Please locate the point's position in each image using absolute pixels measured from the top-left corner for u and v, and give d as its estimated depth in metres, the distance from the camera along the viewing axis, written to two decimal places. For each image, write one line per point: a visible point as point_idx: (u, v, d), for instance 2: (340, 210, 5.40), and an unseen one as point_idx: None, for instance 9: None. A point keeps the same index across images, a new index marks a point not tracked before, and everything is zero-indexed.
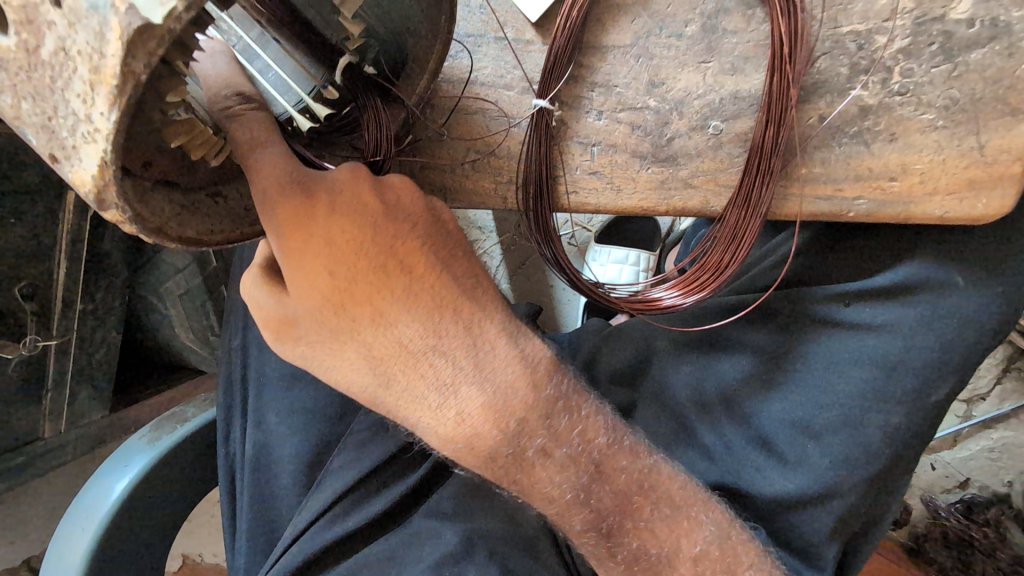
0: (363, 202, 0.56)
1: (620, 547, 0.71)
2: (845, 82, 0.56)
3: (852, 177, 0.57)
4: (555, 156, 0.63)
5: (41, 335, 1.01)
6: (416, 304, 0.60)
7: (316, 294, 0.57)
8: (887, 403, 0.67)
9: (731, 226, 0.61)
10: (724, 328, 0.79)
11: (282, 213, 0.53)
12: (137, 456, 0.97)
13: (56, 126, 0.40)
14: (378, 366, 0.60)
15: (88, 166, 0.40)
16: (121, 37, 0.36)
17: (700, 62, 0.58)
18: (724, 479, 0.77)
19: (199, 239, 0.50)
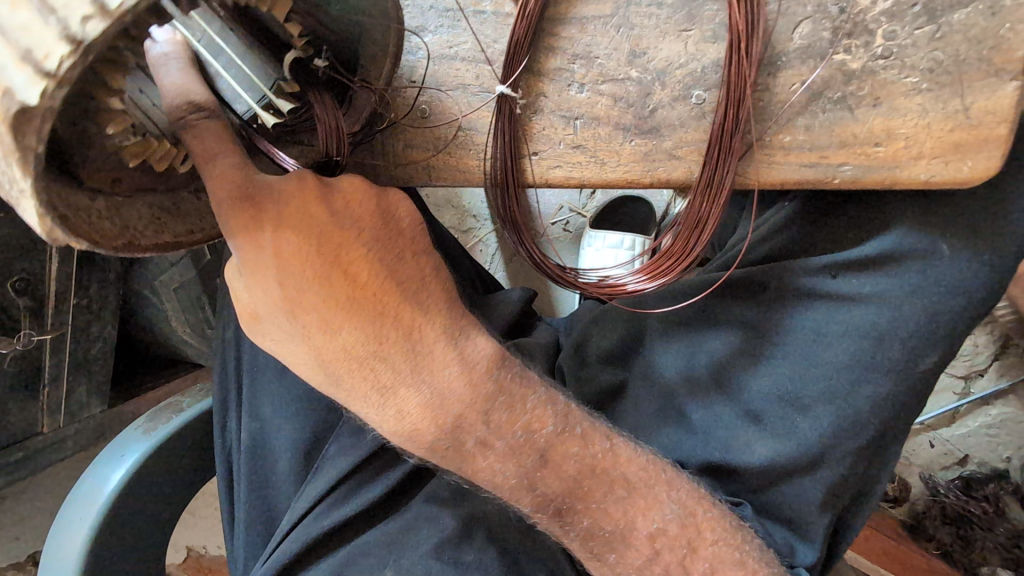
0: (306, 204, 0.55)
1: (572, 525, 0.71)
2: (827, 47, 0.55)
3: (837, 144, 0.57)
4: (521, 141, 0.63)
5: (34, 329, 1.01)
6: (364, 314, 0.58)
7: (272, 290, 0.56)
8: (873, 374, 0.67)
9: (695, 210, 0.61)
10: (712, 302, 0.79)
11: (233, 220, 0.53)
12: (133, 447, 0.97)
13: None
14: (324, 367, 0.59)
15: (34, 213, 0.43)
16: (4, 120, 0.36)
17: (681, 31, 0.57)
18: (712, 458, 0.77)
19: (176, 243, 0.55)
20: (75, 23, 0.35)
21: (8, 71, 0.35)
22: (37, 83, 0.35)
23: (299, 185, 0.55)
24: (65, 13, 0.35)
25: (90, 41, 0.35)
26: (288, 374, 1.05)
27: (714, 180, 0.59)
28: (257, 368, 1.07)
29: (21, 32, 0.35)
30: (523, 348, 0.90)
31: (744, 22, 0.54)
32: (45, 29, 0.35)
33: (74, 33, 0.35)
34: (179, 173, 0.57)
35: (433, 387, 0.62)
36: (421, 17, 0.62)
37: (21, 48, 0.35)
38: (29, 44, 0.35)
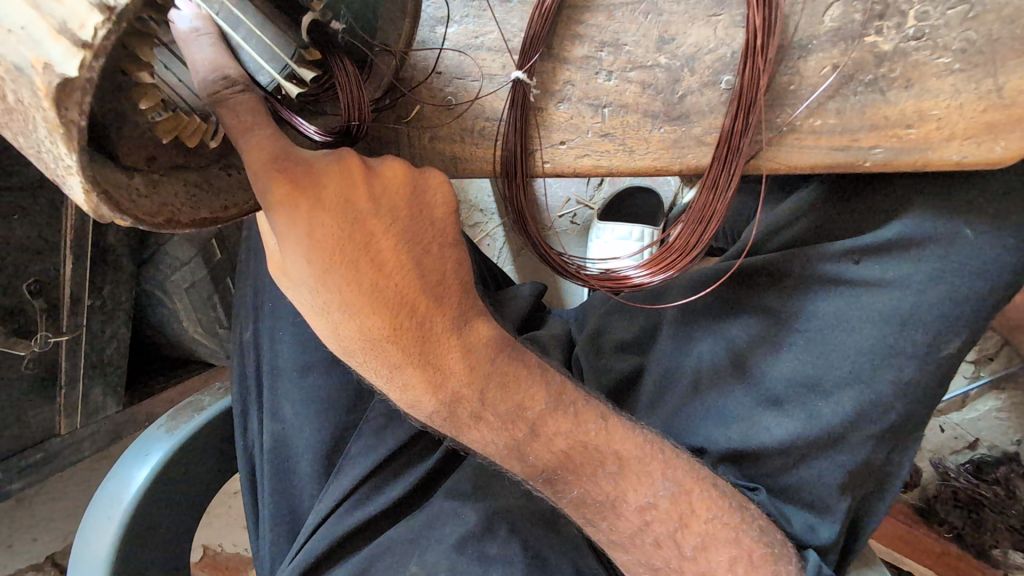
0: (352, 187, 0.55)
1: (563, 495, 0.72)
2: (859, 29, 0.55)
3: (869, 126, 0.57)
4: (533, 133, 0.63)
5: (51, 330, 1.01)
6: (383, 300, 0.59)
7: (304, 269, 0.56)
8: (889, 359, 0.66)
9: (701, 205, 0.63)
10: (733, 292, 0.79)
11: (273, 197, 0.52)
12: (156, 446, 0.98)
13: (45, 159, 0.41)
14: (343, 342, 0.61)
15: (78, 192, 0.41)
16: (47, 93, 0.36)
17: (710, 16, 0.57)
18: (726, 445, 0.76)
19: (213, 219, 0.52)
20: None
21: (45, 44, 0.36)
22: (77, 53, 0.36)
23: (340, 168, 0.54)
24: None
25: (121, 8, 0.36)
26: (308, 375, 1.05)
27: (725, 181, 0.60)
28: (278, 368, 1.07)
29: (53, 6, 0.36)
30: (536, 343, 0.91)
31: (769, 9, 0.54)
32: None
33: (105, 2, 0.36)
34: (206, 150, 0.54)
35: (438, 369, 0.64)
36: (446, 8, 0.62)
37: (56, 22, 0.36)
38: (63, 18, 0.36)
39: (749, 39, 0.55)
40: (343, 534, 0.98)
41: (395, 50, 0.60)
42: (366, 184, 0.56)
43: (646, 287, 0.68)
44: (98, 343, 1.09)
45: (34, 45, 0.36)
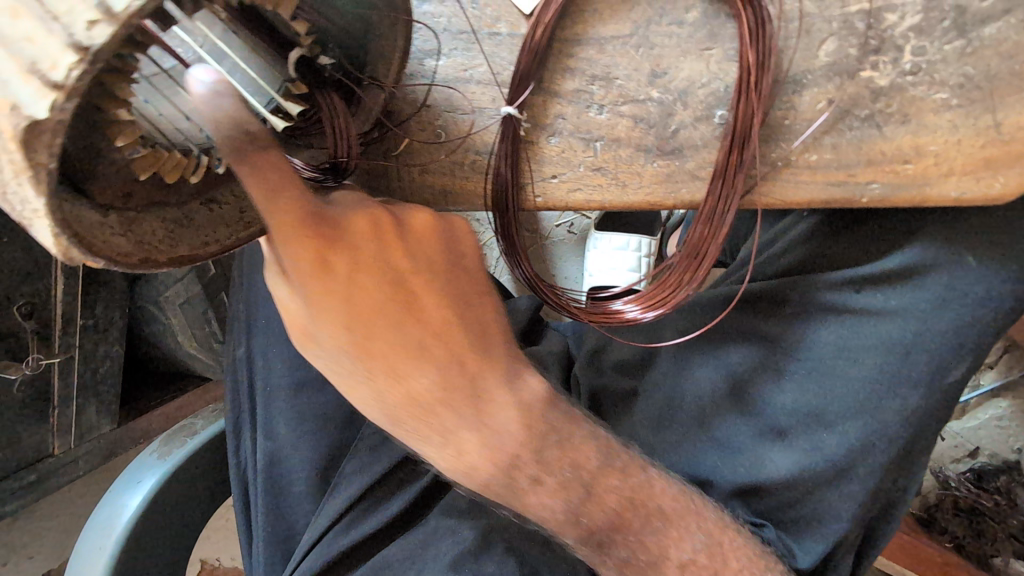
0: (381, 237, 0.54)
1: (612, 554, 0.70)
2: (855, 64, 0.54)
3: (865, 162, 0.56)
4: (523, 165, 0.62)
5: (41, 354, 0.99)
6: (433, 361, 0.56)
7: (338, 332, 0.53)
8: (895, 391, 0.65)
9: (693, 243, 0.62)
10: (729, 320, 0.78)
11: (301, 256, 0.50)
12: (148, 472, 0.97)
13: (6, 204, 0.36)
14: (389, 408, 0.57)
15: (45, 237, 0.37)
16: (14, 137, 0.32)
17: (703, 50, 0.56)
18: (720, 476, 0.75)
19: (191, 257, 0.48)
20: (80, 29, 0.31)
21: (13, 84, 0.32)
22: (46, 95, 0.31)
23: (373, 224, 0.54)
24: (70, 19, 0.31)
25: (98, 48, 0.31)
26: (301, 396, 1.03)
27: (717, 218, 0.59)
28: (270, 386, 1.04)
29: (25, 42, 0.32)
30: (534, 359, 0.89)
31: (761, 44, 0.53)
32: (50, 35, 0.31)
33: (79, 39, 0.31)
34: (187, 186, 0.50)
35: (491, 429, 0.61)
36: (434, 41, 0.60)
37: (27, 61, 0.32)
38: (34, 56, 0.31)
39: (743, 73, 0.54)
40: (340, 553, 0.97)
41: (384, 85, 0.59)
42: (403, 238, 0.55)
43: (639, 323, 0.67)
44: (90, 364, 1.08)
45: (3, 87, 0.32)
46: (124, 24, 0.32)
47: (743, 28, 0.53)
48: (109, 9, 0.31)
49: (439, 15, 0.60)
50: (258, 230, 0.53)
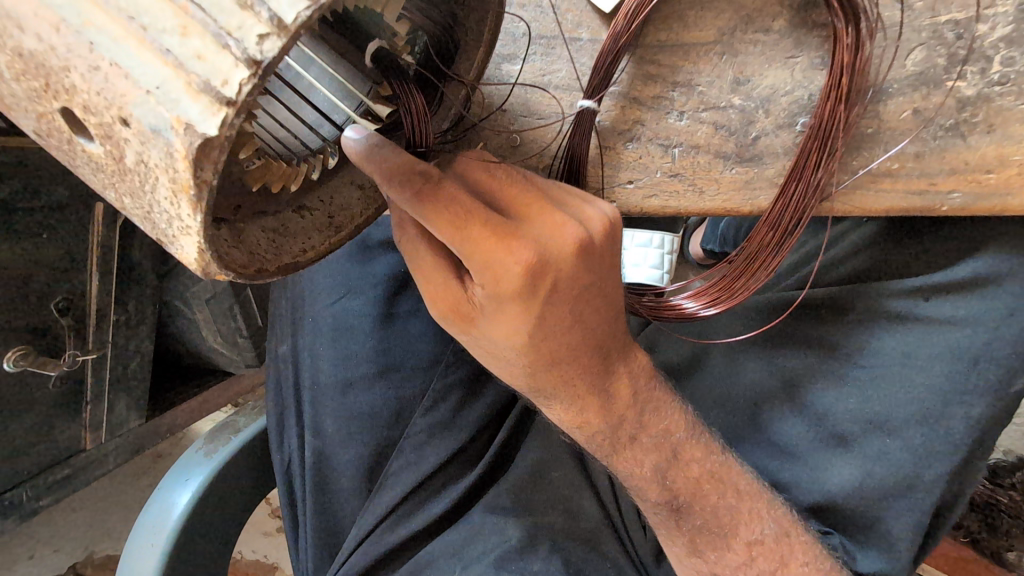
0: (578, 268, 0.52)
1: (687, 520, 0.72)
2: (942, 73, 0.54)
3: (947, 171, 0.56)
4: (597, 170, 0.62)
5: (78, 350, 0.93)
6: (581, 353, 0.60)
7: (513, 341, 0.55)
8: (963, 398, 0.65)
9: (752, 251, 0.64)
10: (794, 324, 0.78)
11: (504, 295, 0.50)
12: (196, 468, 0.98)
13: (154, 219, 0.37)
14: (533, 385, 0.62)
15: (190, 253, 0.37)
16: (186, 153, 0.32)
17: (788, 58, 0.57)
18: (784, 479, 0.76)
19: (296, 264, 0.48)
20: (252, 44, 0.30)
21: (181, 102, 0.31)
22: (218, 110, 0.31)
23: (572, 246, 0.50)
24: (240, 33, 0.30)
25: (268, 62, 0.31)
26: (349, 393, 1.04)
27: (791, 223, 0.59)
28: (318, 384, 1.06)
29: (195, 59, 0.31)
30: None
31: (854, 48, 0.53)
32: (220, 53, 0.31)
33: (251, 54, 0.30)
34: (286, 195, 0.52)
35: (606, 394, 0.66)
36: (513, 45, 0.61)
37: (196, 79, 0.31)
38: (204, 74, 0.31)
39: (829, 79, 0.54)
40: (385, 552, 0.99)
41: (466, 82, 0.56)
42: (596, 259, 0.52)
43: (700, 320, 0.67)
44: (121, 358, 1.00)
45: (172, 105, 0.32)
46: (292, 36, 0.31)
47: (838, 37, 0.54)
48: (278, 22, 0.30)
49: (518, 19, 0.60)
50: (348, 234, 0.54)
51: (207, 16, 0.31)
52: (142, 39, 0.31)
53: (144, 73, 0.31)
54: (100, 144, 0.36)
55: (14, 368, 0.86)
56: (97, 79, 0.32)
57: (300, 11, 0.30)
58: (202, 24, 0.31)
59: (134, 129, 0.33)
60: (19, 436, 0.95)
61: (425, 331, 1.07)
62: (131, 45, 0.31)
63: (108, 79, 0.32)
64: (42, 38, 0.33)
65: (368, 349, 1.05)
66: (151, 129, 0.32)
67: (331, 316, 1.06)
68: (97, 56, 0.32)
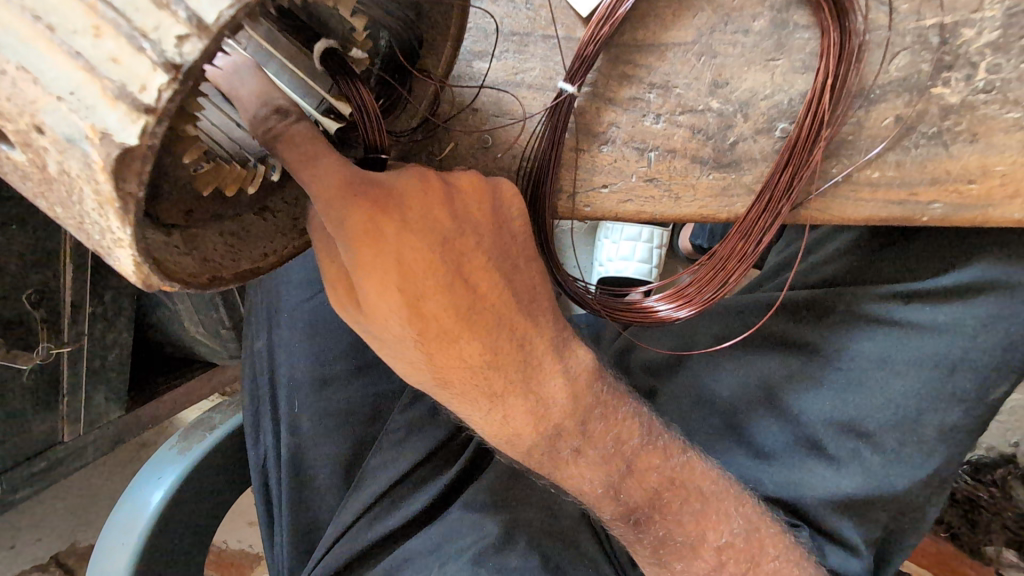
0: (435, 215, 0.49)
1: (648, 533, 0.70)
2: (926, 79, 0.52)
3: (927, 180, 0.54)
4: (572, 172, 0.60)
5: (52, 342, 0.91)
6: (479, 325, 0.53)
7: (393, 313, 0.50)
8: (941, 404, 0.64)
9: (730, 246, 0.61)
10: (773, 328, 0.76)
11: (354, 237, 0.46)
12: (170, 466, 0.96)
13: (88, 231, 0.34)
14: (442, 380, 0.55)
15: (127, 265, 0.34)
16: (103, 167, 0.27)
17: (768, 61, 0.54)
18: (753, 479, 0.75)
19: (256, 270, 0.47)
20: (170, 45, 0.26)
21: (94, 109, 0.26)
22: (137, 119, 0.26)
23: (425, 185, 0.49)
24: (156, 34, 0.26)
25: (191, 66, 0.26)
26: (326, 390, 1.03)
27: (761, 223, 0.58)
28: (295, 381, 1.04)
29: (109, 61, 0.26)
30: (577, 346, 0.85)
31: (846, 56, 0.51)
32: (135, 54, 0.26)
33: (170, 57, 0.26)
34: (244, 197, 0.50)
35: (541, 399, 0.61)
36: (484, 41, 0.57)
37: (109, 83, 0.26)
38: (118, 79, 0.26)
39: (819, 85, 0.52)
40: (362, 549, 0.98)
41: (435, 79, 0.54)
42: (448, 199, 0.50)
43: (677, 321, 0.64)
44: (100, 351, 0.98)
45: (86, 112, 0.26)
46: (215, 37, 0.26)
47: (830, 41, 0.52)
48: (198, 22, 0.25)
49: (488, 15, 0.57)
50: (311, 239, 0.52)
51: (116, 11, 0.26)
52: (41, 32, 0.26)
53: (45, 74, 0.26)
54: (22, 151, 0.31)
55: None
56: (3, 84, 0.27)
57: (223, 10, 0.25)
58: (111, 19, 0.26)
59: (47, 138, 0.27)
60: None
61: None
62: (27, 39, 0.26)
63: (5, 80, 0.27)
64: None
65: (344, 345, 1.03)
66: (65, 139, 0.27)
67: (308, 312, 1.04)
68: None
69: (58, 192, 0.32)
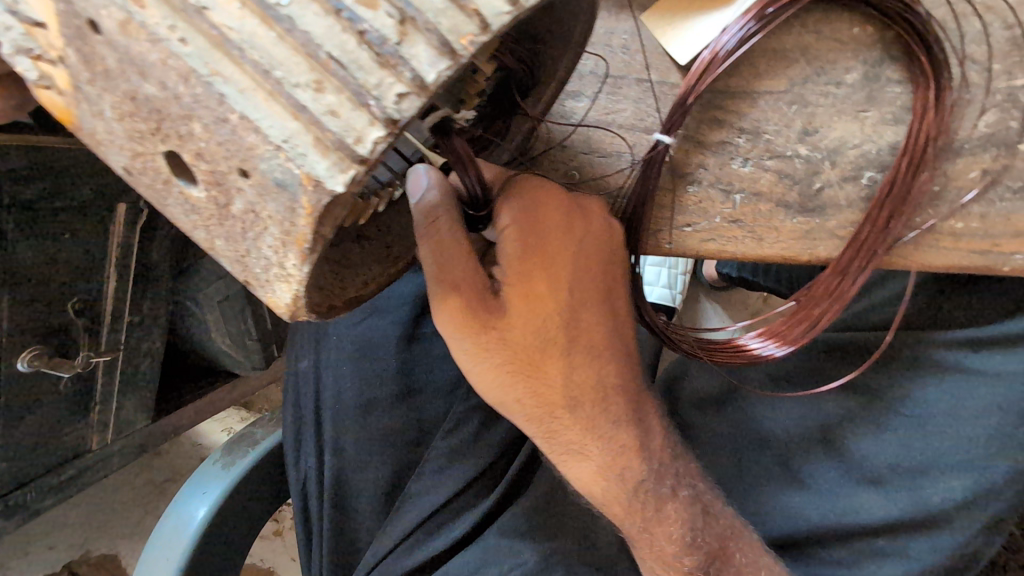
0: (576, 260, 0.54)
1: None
2: (1015, 137, 0.54)
3: (1011, 233, 0.56)
4: (659, 210, 0.61)
5: (93, 349, 0.88)
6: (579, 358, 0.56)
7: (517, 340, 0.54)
8: (1007, 455, 0.64)
9: (817, 293, 0.62)
10: (836, 367, 0.76)
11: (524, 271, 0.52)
12: (214, 481, 0.95)
13: (247, 263, 0.34)
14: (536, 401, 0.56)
15: (283, 298, 0.34)
16: (309, 212, 0.30)
17: (859, 112, 0.56)
18: (809, 517, 0.73)
19: (361, 297, 0.48)
20: (390, 101, 0.28)
21: (308, 158, 0.29)
22: (346, 169, 0.29)
23: (548, 276, 0.53)
24: (377, 91, 0.28)
25: (405, 121, 0.29)
26: (370, 414, 1.03)
27: (850, 268, 0.58)
28: (340, 402, 1.04)
29: (327, 114, 0.29)
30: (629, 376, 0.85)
31: (941, 109, 0.53)
32: (357, 109, 0.28)
33: (389, 113, 0.28)
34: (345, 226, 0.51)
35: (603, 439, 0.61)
36: (577, 82, 0.60)
37: (328, 134, 0.29)
38: (337, 131, 0.29)
39: (913, 135, 0.54)
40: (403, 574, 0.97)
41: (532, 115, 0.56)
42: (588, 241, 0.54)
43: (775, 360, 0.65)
44: (133, 359, 0.95)
45: (299, 160, 0.29)
46: (430, 94, 0.29)
47: (925, 95, 0.54)
48: (419, 82, 0.29)
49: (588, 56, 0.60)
50: (407, 265, 0.53)
51: (344, 68, 0.28)
52: (264, 85, 0.29)
53: (264, 122, 0.29)
54: (204, 190, 0.32)
55: (28, 368, 0.80)
56: (222, 131, 0.29)
57: (441, 71, 0.29)
58: (338, 76, 0.28)
59: (250, 180, 0.30)
60: (20, 443, 0.89)
61: (448, 352, 1.04)
62: (249, 90, 0.29)
63: (224, 128, 0.29)
64: (149, 76, 0.30)
65: (391, 367, 1.03)
66: (277, 185, 0.30)
67: (356, 332, 1.05)
68: (213, 102, 0.29)
69: (230, 230, 0.33)
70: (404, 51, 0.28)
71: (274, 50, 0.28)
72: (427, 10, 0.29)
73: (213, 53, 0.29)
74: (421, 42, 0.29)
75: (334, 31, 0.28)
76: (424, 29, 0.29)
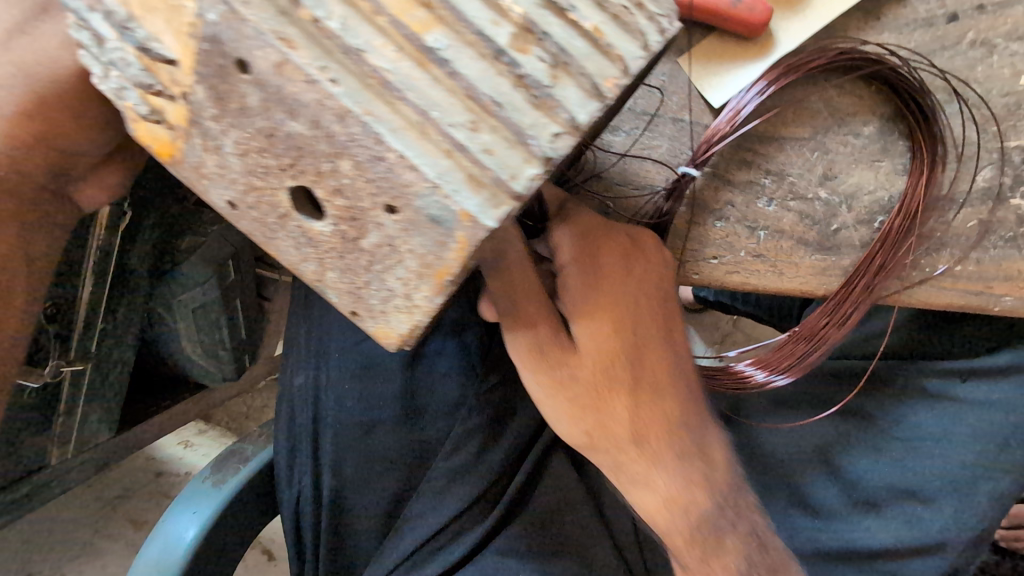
0: (640, 292, 0.56)
1: None
2: (1007, 191, 0.61)
3: (1002, 276, 0.62)
4: (689, 242, 0.64)
5: (62, 358, 0.81)
6: (648, 387, 0.57)
7: (588, 368, 0.55)
8: (991, 473, 0.70)
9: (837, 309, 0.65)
10: (838, 393, 0.80)
11: (588, 303, 0.54)
12: (203, 502, 0.88)
13: (367, 295, 0.36)
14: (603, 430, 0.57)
15: (401, 327, 0.36)
16: (461, 246, 0.32)
17: (873, 161, 0.62)
18: (815, 540, 0.77)
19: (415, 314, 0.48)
20: (545, 139, 0.32)
21: (460, 194, 0.31)
22: (501, 203, 0.31)
23: (614, 308, 0.55)
24: (536, 130, 0.32)
25: (558, 158, 0.33)
26: (371, 431, 1.00)
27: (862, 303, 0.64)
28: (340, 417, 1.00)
29: (485, 152, 0.31)
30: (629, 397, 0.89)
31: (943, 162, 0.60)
32: (516, 148, 0.32)
33: (545, 151, 0.32)
34: None
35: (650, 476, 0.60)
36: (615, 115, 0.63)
37: (485, 171, 0.31)
38: (496, 168, 0.31)
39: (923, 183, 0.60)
40: None
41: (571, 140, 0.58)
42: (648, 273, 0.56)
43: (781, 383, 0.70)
44: (103, 368, 0.87)
45: (453, 194, 0.31)
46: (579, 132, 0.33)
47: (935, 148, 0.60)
48: (572, 122, 0.33)
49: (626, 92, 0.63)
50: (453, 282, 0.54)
51: (500, 111, 0.32)
52: (421, 124, 0.31)
53: (420, 159, 0.31)
54: (331, 224, 0.35)
55: None
56: (378, 168, 0.31)
57: (591, 111, 0.33)
58: (498, 117, 0.32)
59: (398, 217, 0.33)
60: None
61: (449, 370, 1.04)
62: (400, 129, 0.31)
63: (381, 165, 0.31)
64: (299, 115, 0.31)
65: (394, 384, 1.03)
66: (431, 221, 0.32)
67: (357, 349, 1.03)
68: (369, 140, 0.31)
69: (351, 264, 0.36)
70: (557, 93, 0.33)
71: (432, 93, 0.31)
72: (575, 55, 0.34)
73: (365, 94, 0.31)
74: (570, 85, 0.33)
75: (491, 75, 0.32)
76: (576, 73, 0.33)
